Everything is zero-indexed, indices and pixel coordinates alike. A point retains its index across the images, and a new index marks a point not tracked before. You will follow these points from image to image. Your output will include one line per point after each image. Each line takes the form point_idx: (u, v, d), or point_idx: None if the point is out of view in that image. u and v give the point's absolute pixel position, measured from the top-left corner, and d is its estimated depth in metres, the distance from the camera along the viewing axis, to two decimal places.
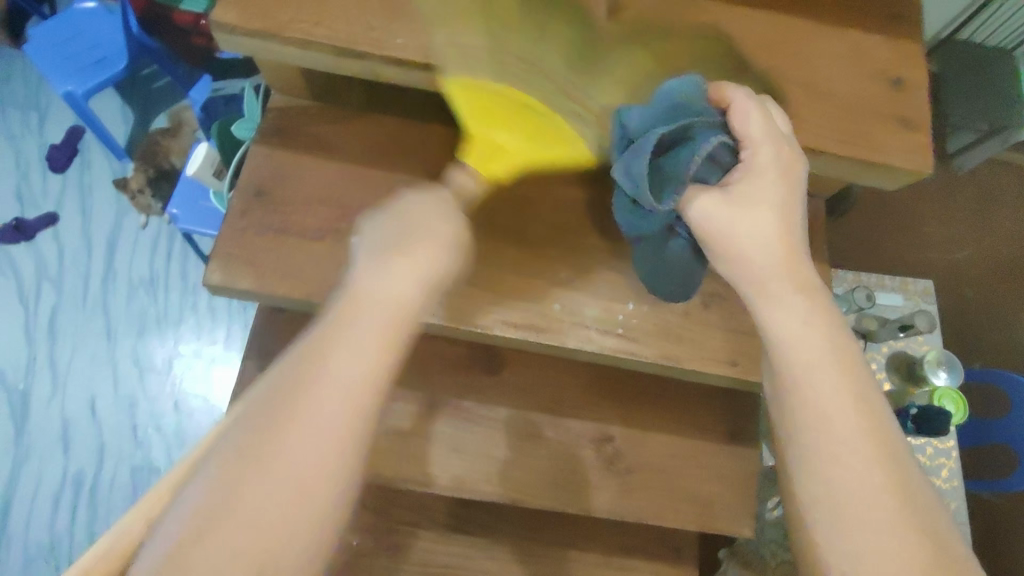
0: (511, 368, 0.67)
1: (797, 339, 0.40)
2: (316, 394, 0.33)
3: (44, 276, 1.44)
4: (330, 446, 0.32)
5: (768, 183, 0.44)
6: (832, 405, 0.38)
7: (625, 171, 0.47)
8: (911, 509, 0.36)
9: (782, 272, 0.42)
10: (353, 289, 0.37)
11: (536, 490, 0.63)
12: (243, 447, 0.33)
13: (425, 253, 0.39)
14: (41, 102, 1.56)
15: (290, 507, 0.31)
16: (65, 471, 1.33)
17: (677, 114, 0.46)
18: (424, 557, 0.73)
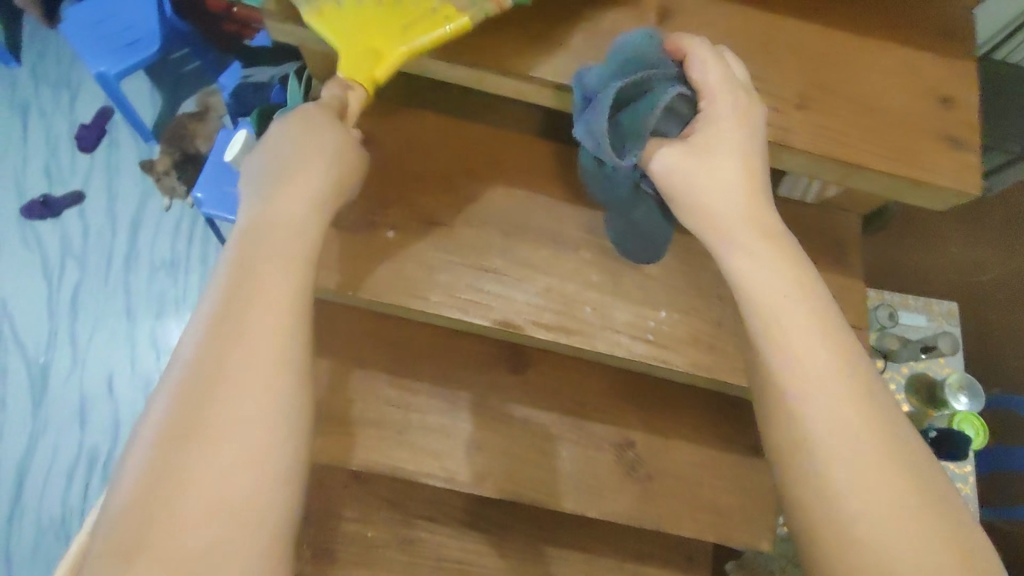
0: (535, 368, 0.67)
1: (759, 284, 0.42)
2: (234, 345, 0.38)
3: (68, 253, 1.46)
4: (259, 382, 0.38)
5: (730, 133, 0.45)
6: (796, 357, 0.40)
7: (586, 127, 0.46)
8: (872, 432, 0.38)
9: (745, 217, 0.43)
10: (241, 246, 0.42)
11: (555, 492, 0.63)
12: (178, 410, 0.37)
13: (304, 194, 0.44)
14: (73, 81, 1.58)
15: (240, 444, 0.37)
16: (80, 446, 1.34)
17: (632, 66, 0.46)
18: (438, 552, 0.73)
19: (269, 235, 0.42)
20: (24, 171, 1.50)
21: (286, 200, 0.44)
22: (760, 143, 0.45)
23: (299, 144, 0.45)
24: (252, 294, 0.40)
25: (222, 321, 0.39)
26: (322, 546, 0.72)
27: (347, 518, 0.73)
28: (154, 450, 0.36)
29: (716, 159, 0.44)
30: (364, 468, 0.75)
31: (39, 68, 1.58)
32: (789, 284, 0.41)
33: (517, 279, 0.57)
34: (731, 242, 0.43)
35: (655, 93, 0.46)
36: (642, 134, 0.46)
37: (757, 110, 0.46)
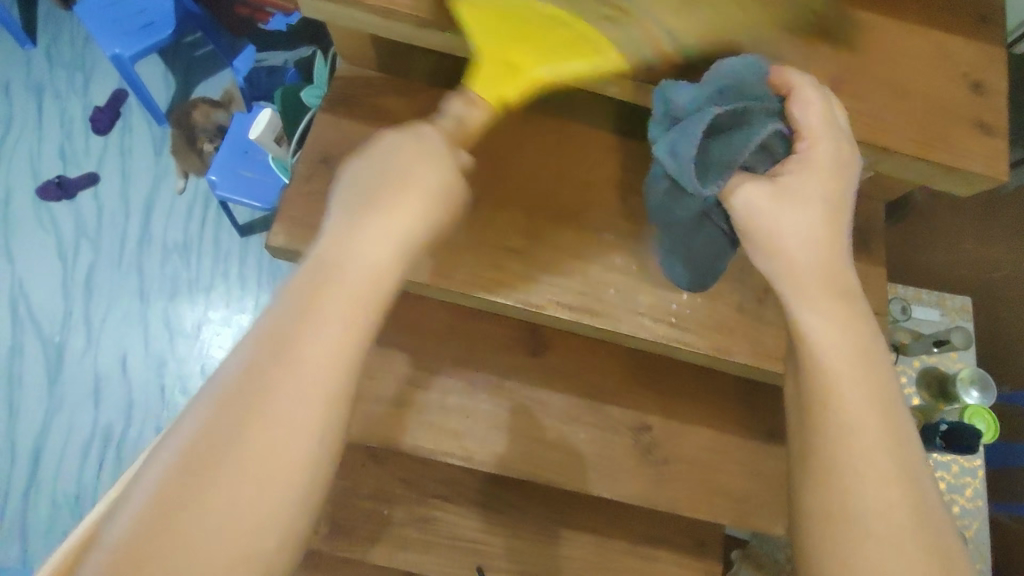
0: (554, 350, 0.67)
1: (829, 336, 0.42)
2: (282, 379, 0.34)
3: (84, 234, 1.47)
4: (313, 391, 0.34)
5: (821, 177, 0.46)
6: (841, 415, 0.41)
7: (673, 147, 0.47)
8: (921, 514, 0.38)
9: (824, 269, 0.44)
10: (333, 241, 0.38)
11: (571, 473, 0.64)
12: (225, 392, 0.34)
13: (408, 205, 0.40)
14: (87, 63, 1.58)
15: (266, 460, 0.33)
16: (94, 424, 1.36)
17: (731, 95, 0.46)
18: (452, 531, 0.74)
19: (345, 267, 0.37)
20: (40, 154, 1.51)
21: (368, 227, 0.38)
22: (849, 194, 0.46)
23: (391, 165, 0.41)
24: (314, 331, 0.35)
25: (274, 350, 0.35)
26: (338, 522, 0.73)
27: (361, 496, 0.74)
28: (159, 488, 0.32)
29: (801, 202, 0.45)
30: (378, 447, 0.75)
31: (54, 50, 1.59)
32: (848, 343, 0.42)
33: (541, 260, 0.57)
34: (802, 285, 0.44)
35: (752, 126, 0.46)
36: (729, 165, 0.47)
37: (852, 158, 0.47)
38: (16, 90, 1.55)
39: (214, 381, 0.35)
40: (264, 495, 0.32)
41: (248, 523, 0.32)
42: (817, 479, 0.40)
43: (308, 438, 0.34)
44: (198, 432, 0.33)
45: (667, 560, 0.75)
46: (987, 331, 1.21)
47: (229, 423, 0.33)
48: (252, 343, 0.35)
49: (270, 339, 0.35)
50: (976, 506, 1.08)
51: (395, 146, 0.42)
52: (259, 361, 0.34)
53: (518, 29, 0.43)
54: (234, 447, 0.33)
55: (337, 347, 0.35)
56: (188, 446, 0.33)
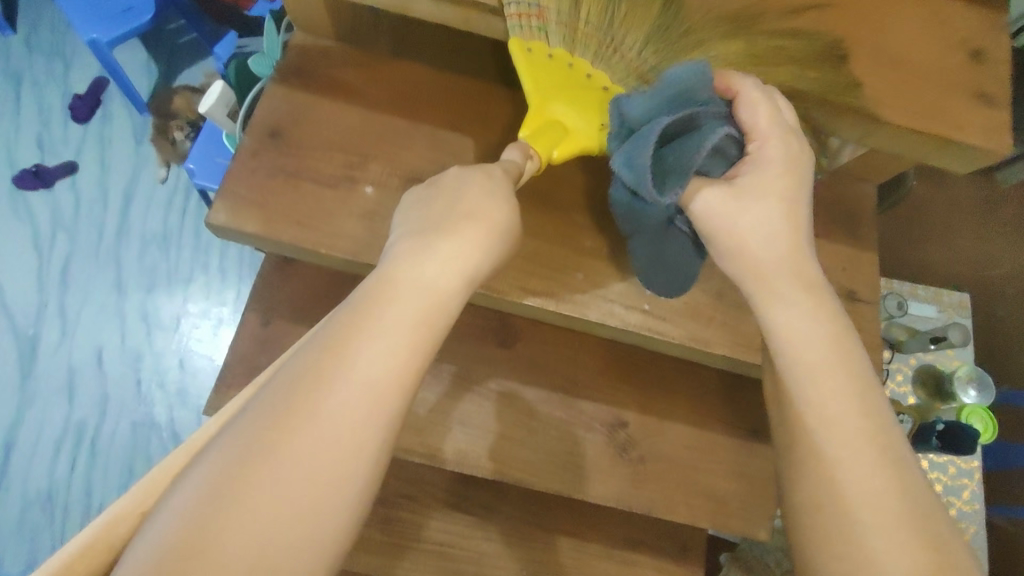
0: (525, 342, 0.63)
1: (801, 341, 0.41)
2: (331, 393, 0.33)
3: (60, 225, 1.43)
4: (352, 427, 0.33)
5: (775, 176, 0.44)
6: (824, 410, 0.40)
7: (628, 159, 0.44)
8: (913, 514, 0.38)
9: (789, 271, 0.43)
10: (389, 269, 0.37)
11: (542, 473, 0.60)
12: (262, 419, 0.33)
13: (464, 234, 0.39)
14: (66, 50, 1.54)
15: (298, 492, 0.32)
16: (68, 419, 1.32)
17: (681, 102, 0.43)
18: (420, 533, 0.70)
19: (403, 286, 0.37)
20: (17, 141, 1.47)
21: (429, 247, 0.38)
22: (805, 189, 0.44)
23: (454, 188, 0.42)
24: (363, 346, 0.34)
25: (315, 382, 0.34)
26: None
27: None
28: (204, 491, 0.31)
29: (758, 202, 0.43)
30: None
31: (33, 36, 1.54)
32: (823, 334, 0.42)
33: None
34: (769, 290, 0.43)
35: (702, 131, 0.44)
36: (686, 171, 0.43)
37: (806, 154, 0.45)
38: None
39: (267, 390, 0.34)
40: (307, 508, 0.32)
41: (288, 538, 0.31)
42: (807, 470, 0.40)
43: (347, 476, 0.33)
44: (245, 440, 0.33)
45: (646, 565, 0.71)
46: (986, 328, 1.17)
47: (263, 453, 0.32)
48: (307, 356, 0.35)
49: (312, 368, 0.34)
50: (973, 508, 1.05)
51: (453, 176, 0.42)
52: (313, 371, 0.34)
53: (559, 85, 0.47)
54: (264, 477, 0.32)
55: (390, 365, 0.35)
56: (235, 452, 0.32)
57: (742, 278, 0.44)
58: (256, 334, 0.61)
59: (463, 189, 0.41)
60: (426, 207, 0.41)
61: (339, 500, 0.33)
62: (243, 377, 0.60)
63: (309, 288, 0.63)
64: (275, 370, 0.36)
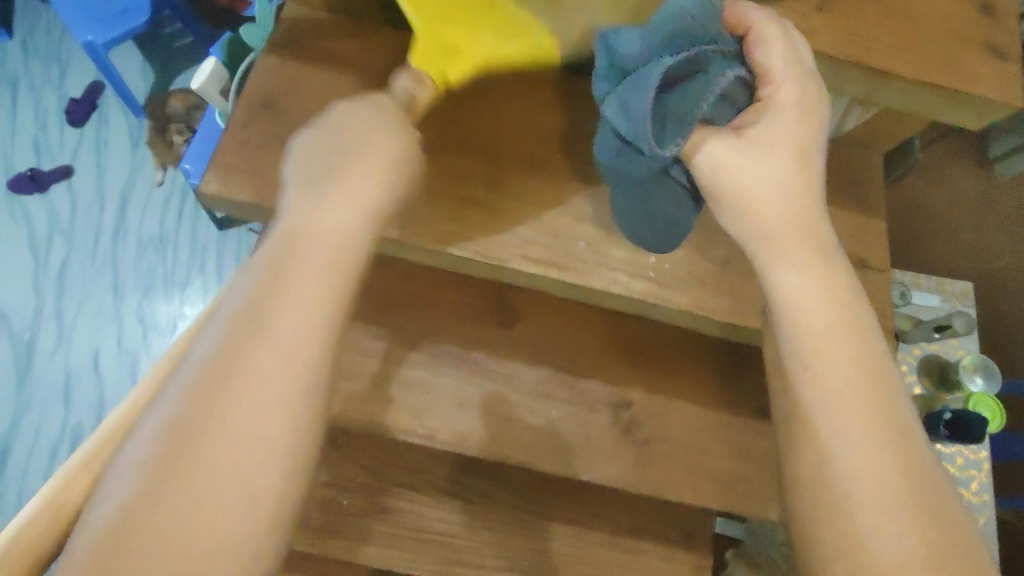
0: (526, 322, 0.62)
1: (807, 301, 0.40)
2: (277, 315, 0.35)
3: (56, 228, 1.42)
4: (276, 382, 0.34)
5: (787, 125, 0.43)
6: (825, 375, 0.38)
7: (625, 106, 0.43)
8: (926, 496, 0.36)
9: (797, 229, 0.41)
10: (289, 226, 0.38)
11: (545, 452, 0.58)
12: (189, 392, 0.33)
13: (365, 182, 0.39)
14: (63, 53, 1.54)
15: (239, 450, 0.33)
16: (65, 423, 1.30)
17: (685, 41, 0.42)
18: (418, 524, 0.68)
19: (310, 238, 0.37)
20: (12, 145, 1.46)
21: (328, 196, 0.38)
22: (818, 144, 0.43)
23: (360, 137, 0.41)
24: (276, 298, 0.35)
25: (233, 346, 0.34)
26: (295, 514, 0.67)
27: (320, 484, 0.68)
28: (148, 463, 0.32)
29: (768, 156, 0.42)
30: (340, 432, 0.69)
31: (30, 41, 1.54)
32: (826, 295, 0.40)
33: (503, 210, 0.51)
34: (774, 246, 0.41)
35: (707, 76, 0.43)
36: (690, 122, 0.43)
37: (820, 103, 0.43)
38: None
39: (194, 356, 0.35)
40: (247, 460, 0.33)
41: (235, 493, 0.32)
42: (803, 441, 0.38)
43: (281, 427, 0.33)
44: (179, 410, 0.33)
45: (653, 553, 0.68)
46: (990, 317, 1.16)
47: (196, 422, 0.33)
48: (226, 316, 0.35)
49: (230, 336, 0.34)
50: (982, 500, 1.04)
51: (350, 122, 0.42)
52: (233, 329, 0.34)
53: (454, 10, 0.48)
54: (203, 442, 0.32)
55: (303, 315, 0.35)
56: (171, 423, 0.33)
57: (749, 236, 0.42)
58: None
59: (372, 141, 0.41)
60: (324, 155, 0.41)
61: (282, 450, 0.33)
62: None
63: None
64: (196, 336, 0.36)
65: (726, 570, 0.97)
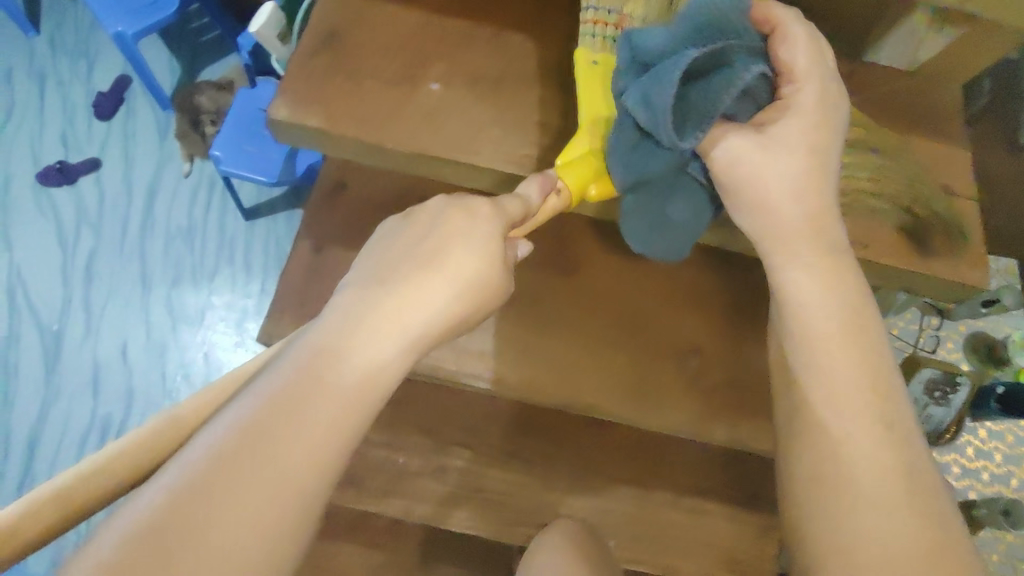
0: (589, 270, 0.60)
1: (812, 305, 0.43)
2: (328, 399, 0.34)
3: (84, 220, 1.42)
4: (306, 465, 0.33)
5: (808, 125, 0.44)
6: (834, 382, 0.42)
7: (643, 95, 0.42)
8: (922, 499, 0.39)
9: (807, 234, 0.44)
10: (356, 304, 0.37)
11: (615, 399, 0.56)
12: (222, 450, 0.32)
13: (435, 275, 0.38)
14: (91, 49, 1.55)
15: (250, 526, 0.31)
16: (93, 413, 1.29)
17: (710, 31, 0.41)
18: (477, 483, 0.66)
19: (369, 323, 0.36)
20: (41, 138, 1.47)
21: (395, 286, 0.37)
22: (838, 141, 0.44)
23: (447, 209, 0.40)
24: (343, 375, 0.35)
25: (276, 414, 0.33)
26: (349, 472, 0.66)
27: (375, 443, 0.67)
28: (155, 517, 0.30)
29: (784, 157, 0.43)
30: (393, 391, 0.68)
31: (57, 37, 1.55)
32: (835, 306, 0.43)
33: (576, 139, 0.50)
34: (782, 249, 0.44)
35: (733, 70, 0.41)
36: (712, 115, 0.41)
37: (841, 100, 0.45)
38: (18, 78, 1.51)
39: (233, 412, 0.33)
40: (256, 530, 0.31)
41: (242, 572, 0.30)
42: (801, 438, 0.42)
43: (296, 510, 0.32)
44: (209, 464, 0.32)
45: (716, 515, 0.66)
46: None
47: (221, 484, 0.31)
48: (281, 381, 0.34)
49: (278, 403, 0.33)
50: None
51: (434, 208, 0.40)
52: (283, 400, 0.33)
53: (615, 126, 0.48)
54: (222, 508, 0.31)
55: (349, 408, 0.34)
56: (202, 471, 0.31)
57: (761, 239, 0.45)
58: (309, 263, 0.58)
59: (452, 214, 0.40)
60: (404, 239, 0.40)
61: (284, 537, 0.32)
62: (296, 306, 0.57)
63: (362, 219, 0.60)
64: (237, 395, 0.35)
65: None
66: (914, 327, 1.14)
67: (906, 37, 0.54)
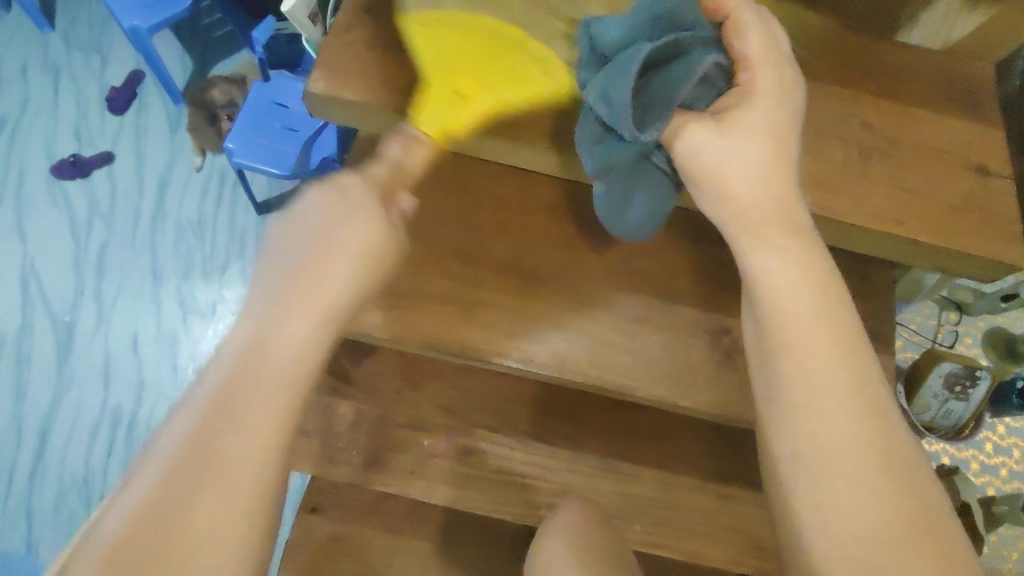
0: (619, 248, 0.60)
1: (783, 290, 0.43)
2: (263, 378, 0.38)
3: (97, 212, 1.42)
4: (263, 440, 0.37)
5: (764, 112, 0.46)
6: (799, 363, 0.41)
7: (603, 90, 0.46)
8: (900, 474, 0.38)
9: (772, 216, 0.45)
10: (275, 297, 0.41)
11: (645, 376, 0.56)
12: (182, 448, 0.36)
13: (338, 257, 0.42)
14: (104, 44, 1.55)
15: (230, 501, 0.35)
16: (104, 405, 1.29)
17: (661, 27, 0.46)
18: (501, 465, 0.66)
19: (284, 312, 0.40)
20: (54, 131, 1.47)
21: (304, 274, 0.41)
22: (794, 126, 0.47)
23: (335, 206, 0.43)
24: (273, 357, 0.39)
25: (224, 407, 0.37)
26: (373, 453, 0.66)
27: (399, 424, 0.66)
28: (136, 515, 0.34)
29: (745, 139, 0.46)
30: (417, 372, 0.68)
31: (71, 32, 1.56)
32: (802, 281, 0.43)
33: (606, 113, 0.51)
34: (752, 233, 0.45)
35: (689, 61, 0.45)
36: (670, 101, 0.45)
37: (795, 85, 0.47)
38: (32, 72, 1.51)
39: (184, 411, 0.37)
40: (235, 505, 0.35)
41: (235, 537, 0.35)
42: (779, 430, 0.41)
43: (265, 478, 0.37)
44: (175, 455, 0.36)
45: (742, 499, 0.65)
46: None
47: (193, 476, 0.35)
48: (213, 375, 0.38)
49: (222, 396, 0.37)
50: None
51: (326, 198, 0.43)
52: (212, 412, 0.37)
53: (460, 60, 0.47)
54: (198, 493, 0.35)
55: (285, 384, 0.39)
56: (169, 468, 0.35)
57: (726, 222, 0.46)
58: None
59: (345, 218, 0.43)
60: (303, 228, 0.43)
61: (261, 500, 0.36)
62: None
63: None
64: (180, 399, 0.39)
65: None
66: (931, 322, 1.14)
67: (941, 15, 0.54)
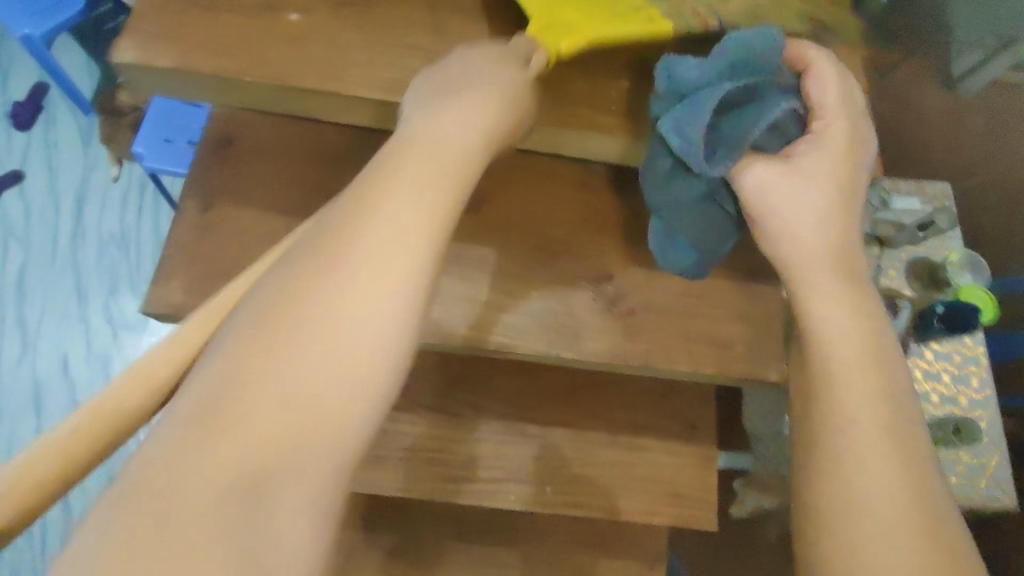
0: (494, 206, 0.58)
1: (835, 328, 0.42)
2: (358, 260, 0.33)
3: (11, 235, 1.35)
4: (356, 334, 0.32)
5: (833, 157, 0.46)
6: (854, 419, 0.39)
7: (678, 125, 0.47)
8: (940, 525, 0.36)
9: (823, 259, 0.44)
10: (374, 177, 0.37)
11: (526, 333, 0.54)
12: (254, 341, 0.31)
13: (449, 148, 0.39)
14: (3, 59, 1.46)
15: (305, 415, 0.30)
16: (37, 433, 1.23)
17: (742, 67, 0.47)
18: (407, 441, 0.64)
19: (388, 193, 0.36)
20: None
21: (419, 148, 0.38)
22: (861, 176, 0.47)
23: (450, 118, 0.41)
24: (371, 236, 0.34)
25: (305, 284, 0.33)
26: None
27: None
28: (192, 411, 0.30)
29: (811, 180, 0.46)
30: None
31: None
32: (858, 334, 0.42)
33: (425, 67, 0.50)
34: (806, 274, 0.44)
35: (763, 104, 0.47)
36: (742, 143, 0.47)
37: (866, 136, 0.48)
38: None
39: (271, 293, 0.33)
40: (310, 422, 0.30)
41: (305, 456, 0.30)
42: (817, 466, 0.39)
43: (344, 396, 0.31)
44: (245, 343, 0.31)
45: (655, 449, 0.65)
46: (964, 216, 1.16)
47: (258, 376, 0.30)
48: (306, 261, 0.34)
49: (306, 276, 0.33)
50: (983, 395, 1.09)
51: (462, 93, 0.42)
52: (281, 314, 0.32)
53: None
54: (262, 400, 0.30)
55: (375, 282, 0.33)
56: (232, 361, 0.31)
57: (788, 258, 0.45)
58: (196, 222, 0.56)
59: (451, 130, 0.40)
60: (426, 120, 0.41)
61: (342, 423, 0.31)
62: (187, 268, 0.54)
63: (250, 176, 0.57)
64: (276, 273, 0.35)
65: (736, 499, 0.99)
66: None
67: None
